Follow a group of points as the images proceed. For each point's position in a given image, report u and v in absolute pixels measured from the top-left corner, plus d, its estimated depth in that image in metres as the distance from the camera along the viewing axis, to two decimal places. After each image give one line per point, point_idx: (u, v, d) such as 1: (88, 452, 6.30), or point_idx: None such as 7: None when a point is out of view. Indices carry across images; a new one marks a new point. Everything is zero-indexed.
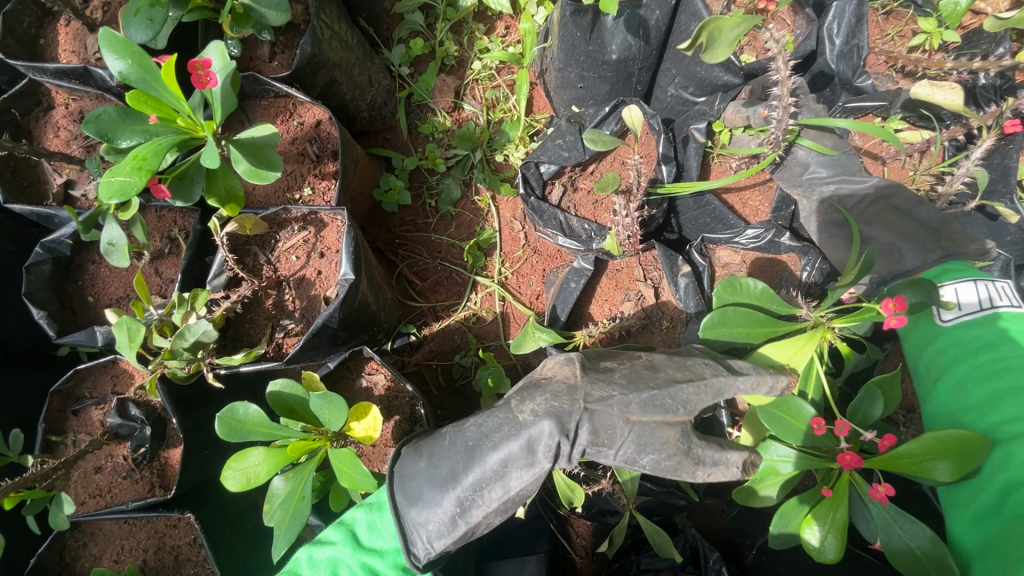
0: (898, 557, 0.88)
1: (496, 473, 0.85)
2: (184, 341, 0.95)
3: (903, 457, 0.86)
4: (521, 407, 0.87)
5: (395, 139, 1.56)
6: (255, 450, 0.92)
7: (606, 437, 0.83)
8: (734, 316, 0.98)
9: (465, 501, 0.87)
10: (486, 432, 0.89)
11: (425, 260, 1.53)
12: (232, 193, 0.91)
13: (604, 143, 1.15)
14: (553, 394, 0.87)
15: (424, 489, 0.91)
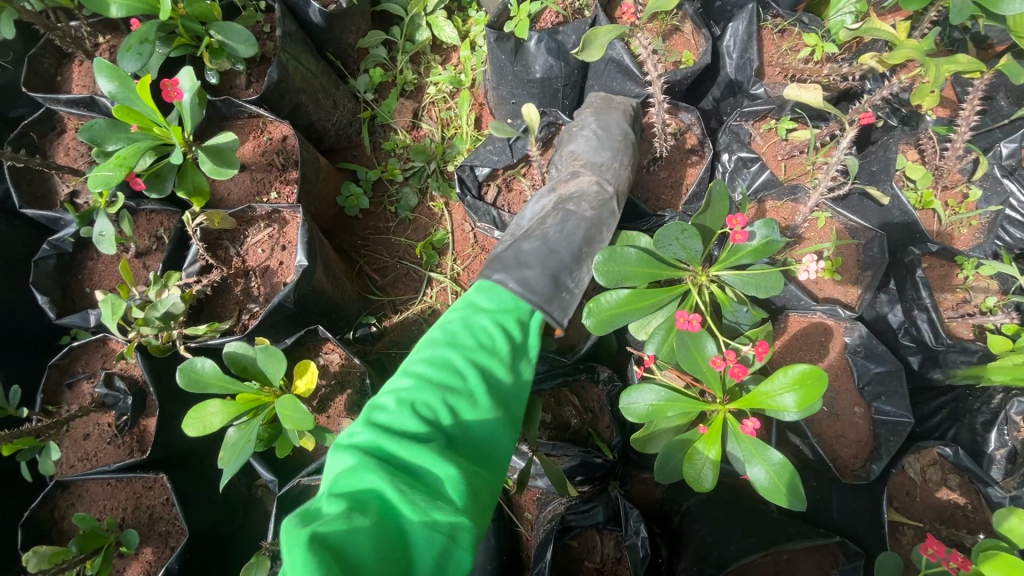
0: (764, 485, 0.93)
1: (598, 236, 1.26)
2: (156, 311, 1.14)
3: (762, 390, 0.96)
4: (582, 209, 1.27)
5: (360, 155, 1.78)
6: (213, 403, 1.09)
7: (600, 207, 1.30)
8: (619, 274, 1.03)
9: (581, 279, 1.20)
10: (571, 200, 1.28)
11: (385, 259, 1.71)
12: (198, 188, 1.13)
13: (506, 130, 1.34)
14: (583, 203, 1.28)
15: (524, 246, 1.20)
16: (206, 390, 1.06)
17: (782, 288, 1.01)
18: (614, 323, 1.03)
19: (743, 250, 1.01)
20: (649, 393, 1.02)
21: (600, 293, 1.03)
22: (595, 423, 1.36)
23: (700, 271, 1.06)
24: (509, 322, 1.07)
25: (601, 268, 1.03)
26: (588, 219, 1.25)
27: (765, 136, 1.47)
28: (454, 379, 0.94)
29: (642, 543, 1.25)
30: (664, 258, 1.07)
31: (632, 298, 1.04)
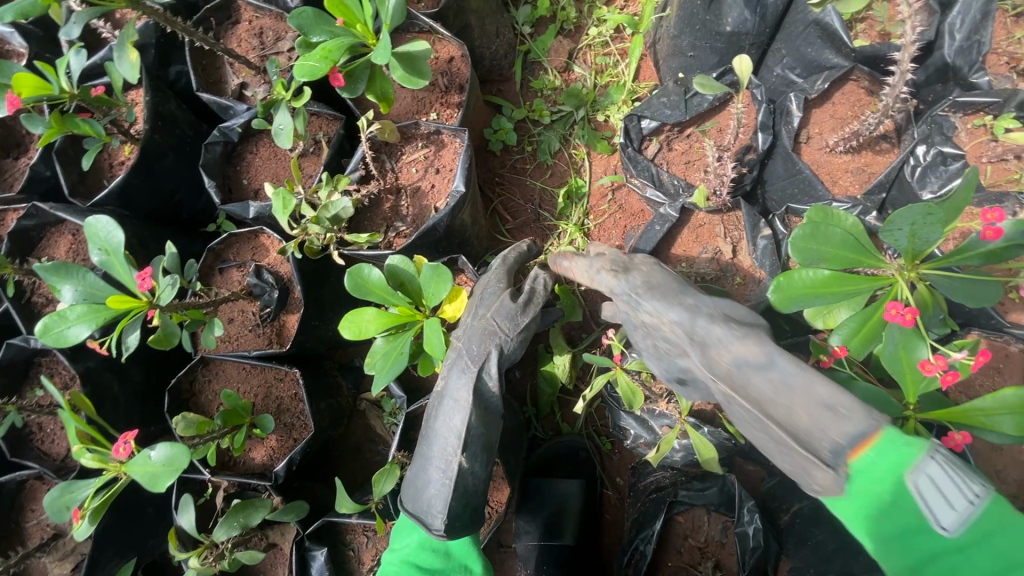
0: None
1: (460, 404, 1.14)
2: (327, 212, 1.17)
3: (974, 410, 0.84)
4: (454, 395, 1.15)
5: (507, 91, 1.72)
6: (369, 310, 1.11)
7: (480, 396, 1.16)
8: (819, 253, 0.96)
9: (444, 465, 1.11)
10: (430, 419, 1.17)
11: (520, 202, 1.66)
12: (384, 95, 1.12)
13: (712, 87, 1.17)
14: (453, 404, 1.15)
15: (420, 477, 1.14)
16: (369, 298, 1.08)
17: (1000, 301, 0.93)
18: (801, 304, 0.96)
19: (974, 250, 0.90)
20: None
21: (794, 270, 0.96)
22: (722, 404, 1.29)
23: (909, 266, 0.96)
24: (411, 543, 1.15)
25: (797, 247, 0.95)
26: (456, 394, 1.15)
27: (972, 133, 1.31)
28: (436, 558, 1.13)
29: (753, 532, 1.21)
30: (869, 245, 0.98)
31: (828, 281, 0.96)
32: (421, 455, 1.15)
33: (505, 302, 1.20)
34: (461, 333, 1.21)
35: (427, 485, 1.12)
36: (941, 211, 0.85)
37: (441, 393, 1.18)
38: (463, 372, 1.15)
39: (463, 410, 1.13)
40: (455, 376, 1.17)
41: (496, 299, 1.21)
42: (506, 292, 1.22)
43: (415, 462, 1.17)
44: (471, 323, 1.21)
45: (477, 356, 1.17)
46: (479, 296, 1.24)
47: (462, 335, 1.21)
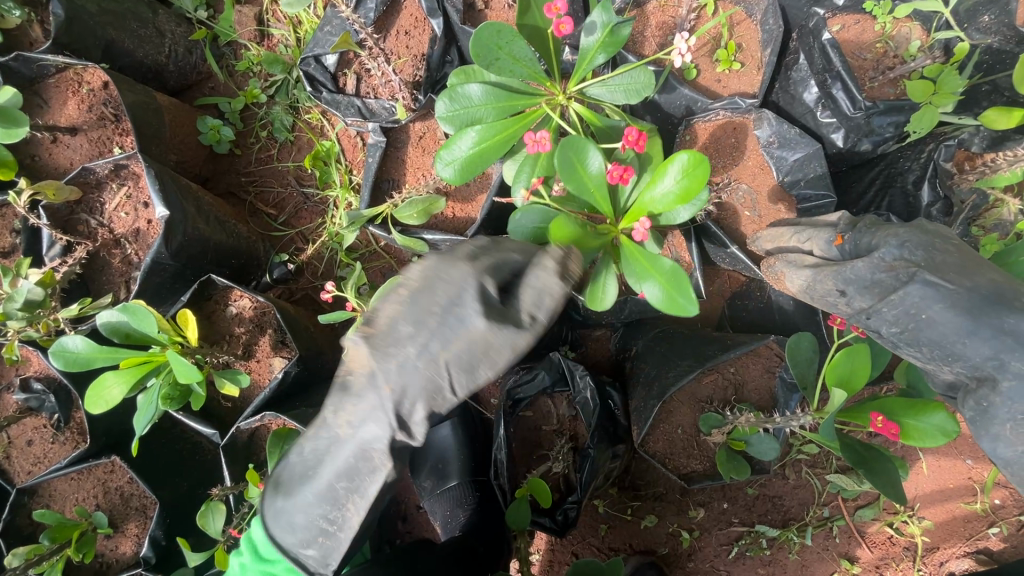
0: (655, 298, 0.86)
1: (373, 464, 0.85)
2: (15, 302, 1.05)
3: (653, 200, 0.87)
4: (336, 418, 0.86)
5: (217, 86, 1.60)
6: (107, 376, 1.04)
7: (437, 413, 0.83)
8: (466, 115, 0.94)
9: (336, 516, 0.88)
10: (321, 453, 0.88)
11: (280, 191, 1.59)
12: (1, 161, 1.03)
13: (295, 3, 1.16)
14: (366, 398, 0.84)
15: (294, 519, 0.90)
16: (92, 365, 1.01)
17: (652, 83, 0.93)
18: (476, 168, 0.93)
19: (591, 49, 0.91)
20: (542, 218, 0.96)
21: (452, 138, 0.93)
22: None
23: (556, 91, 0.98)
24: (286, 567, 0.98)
25: (448, 120, 0.93)
26: (364, 442, 0.85)
27: None
28: None
29: (591, 395, 1.25)
30: (514, 88, 0.98)
31: (486, 136, 0.93)
32: (309, 496, 0.88)
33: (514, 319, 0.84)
34: (394, 366, 0.81)
35: (311, 535, 0.89)
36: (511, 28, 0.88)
37: (336, 422, 0.86)
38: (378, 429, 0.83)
39: (376, 477, 0.85)
40: (375, 411, 0.83)
41: (467, 331, 0.81)
42: (486, 322, 0.81)
43: (294, 504, 0.90)
44: (414, 355, 0.81)
45: (395, 410, 0.82)
46: (432, 334, 0.81)
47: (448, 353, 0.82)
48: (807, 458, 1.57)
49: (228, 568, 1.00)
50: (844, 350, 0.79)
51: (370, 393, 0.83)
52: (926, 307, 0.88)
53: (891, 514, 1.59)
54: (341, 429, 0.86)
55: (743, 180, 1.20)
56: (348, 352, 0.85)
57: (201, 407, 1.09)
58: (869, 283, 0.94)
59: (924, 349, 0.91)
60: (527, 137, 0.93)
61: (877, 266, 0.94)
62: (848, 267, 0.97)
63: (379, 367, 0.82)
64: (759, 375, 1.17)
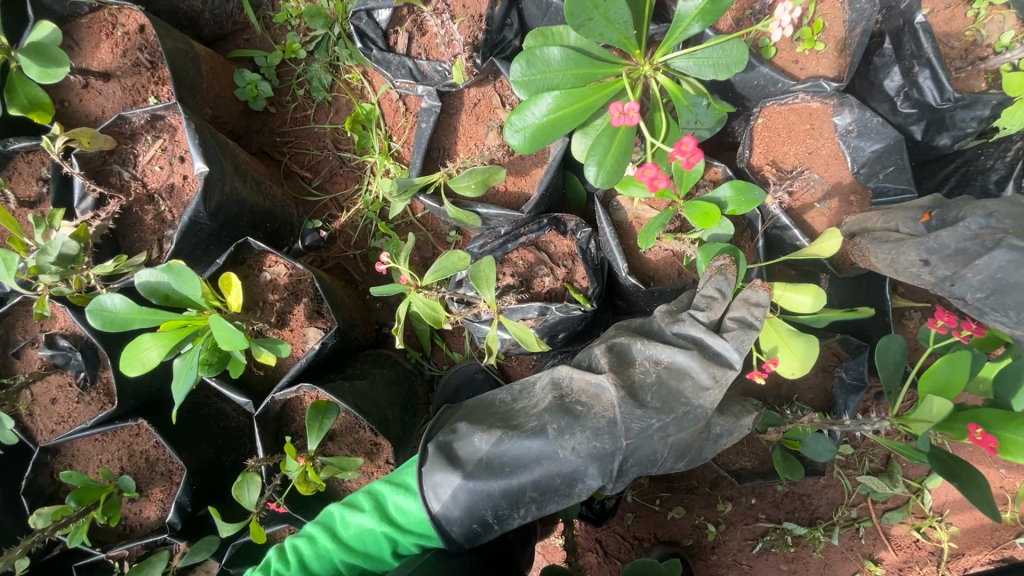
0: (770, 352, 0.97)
1: (568, 493, 0.91)
2: (49, 256, 0.99)
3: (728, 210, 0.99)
4: (563, 439, 0.89)
5: (253, 39, 1.51)
6: (144, 338, 0.99)
7: (649, 463, 0.89)
8: (544, 80, 0.89)
9: (501, 512, 0.91)
10: (524, 459, 0.90)
11: (315, 154, 1.52)
12: (35, 101, 0.95)
13: None
14: (594, 431, 0.89)
15: (462, 498, 0.90)
16: (130, 326, 0.96)
17: (744, 58, 0.87)
18: (547, 138, 0.90)
19: (687, 17, 0.87)
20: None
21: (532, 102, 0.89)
22: (570, 277, 1.24)
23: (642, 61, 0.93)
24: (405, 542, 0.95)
25: (522, 81, 0.88)
26: (569, 441, 0.89)
27: None
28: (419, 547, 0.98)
29: None
30: (597, 56, 0.94)
31: (563, 105, 0.89)
32: (490, 477, 0.90)
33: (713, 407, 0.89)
34: (636, 424, 0.87)
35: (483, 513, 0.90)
36: None
37: (558, 444, 0.89)
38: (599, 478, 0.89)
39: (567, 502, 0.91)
40: (573, 427, 0.90)
41: (696, 422, 0.89)
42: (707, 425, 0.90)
43: (472, 485, 0.90)
44: (653, 431, 0.87)
45: (619, 459, 0.88)
46: (672, 417, 0.88)
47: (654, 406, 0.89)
48: (840, 458, 1.54)
49: (346, 523, 0.94)
50: (946, 355, 0.77)
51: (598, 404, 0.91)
52: (1015, 271, 0.82)
53: (920, 519, 1.57)
54: (542, 437, 0.90)
55: (814, 169, 1.13)
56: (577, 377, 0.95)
57: (240, 375, 1.05)
58: (954, 251, 0.86)
59: (1010, 311, 0.87)
60: (614, 108, 0.89)
61: (963, 233, 0.86)
62: (931, 236, 0.89)
63: (619, 417, 0.88)
64: (815, 374, 1.12)
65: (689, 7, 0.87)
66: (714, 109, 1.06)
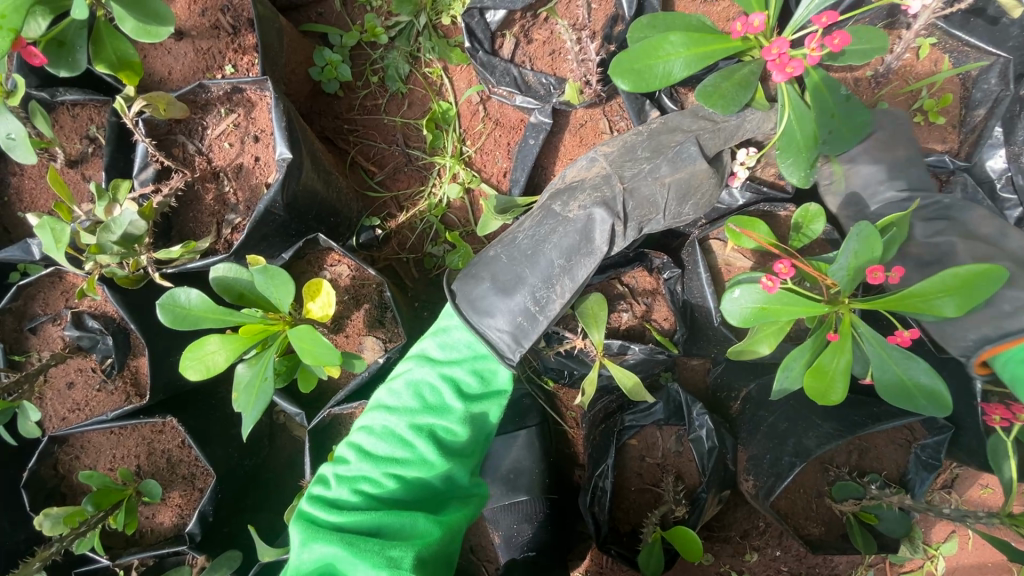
0: (887, 387, 0.81)
1: (590, 247, 0.99)
2: (111, 235, 0.88)
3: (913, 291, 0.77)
4: (567, 206, 1.00)
5: (328, 13, 1.40)
6: (211, 339, 0.89)
7: (651, 206, 0.98)
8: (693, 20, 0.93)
9: (542, 296, 0.99)
10: (541, 237, 1.00)
11: (381, 147, 1.42)
12: (125, 60, 0.85)
13: None
14: (593, 188, 1.00)
15: (499, 301, 1.00)
16: (199, 325, 0.85)
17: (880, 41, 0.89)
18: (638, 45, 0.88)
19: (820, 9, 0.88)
20: (756, 294, 0.83)
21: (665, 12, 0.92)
22: (649, 315, 1.20)
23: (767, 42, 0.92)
24: (455, 376, 0.99)
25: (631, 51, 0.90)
26: (586, 228, 0.99)
27: None
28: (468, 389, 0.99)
29: (708, 436, 1.18)
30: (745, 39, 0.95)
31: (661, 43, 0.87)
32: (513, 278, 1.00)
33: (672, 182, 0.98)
34: (629, 169, 0.99)
35: (511, 311, 0.99)
36: None
37: (565, 212, 1.00)
38: (604, 218, 0.97)
39: (592, 259, 0.98)
40: (571, 197, 1.01)
41: (691, 165, 0.96)
42: (709, 166, 0.97)
43: (503, 287, 1.00)
44: (648, 171, 0.98)
45: (622, 201, 0.98)
46: (680, 144, 0.98)
47: (595, 184, 1.00)
48: None
49: (373, 423, 0.97)
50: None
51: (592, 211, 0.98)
52: None
53: None
54: (553, 210, 1.01)
55: None
56: (573, 168, 1.06)
57: (309, 390, 0.95)
58: None
59: None
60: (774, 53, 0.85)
61: None
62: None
63: (614, 171, 1.01)
64: (886, 445, 1.12)
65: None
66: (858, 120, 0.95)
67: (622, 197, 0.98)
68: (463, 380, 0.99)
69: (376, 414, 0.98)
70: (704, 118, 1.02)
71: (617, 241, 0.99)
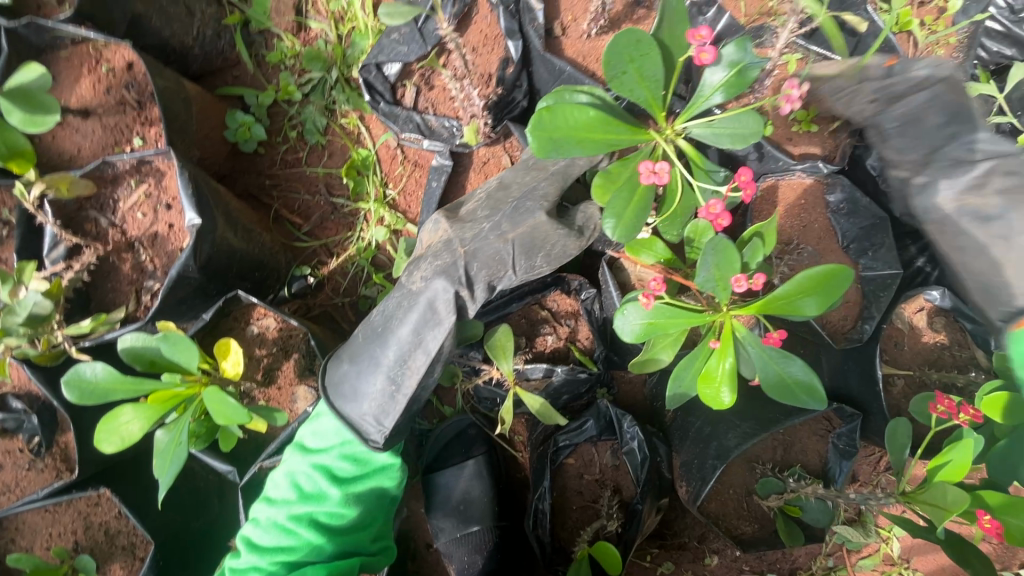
0: (770, 385, 0.86)
1: (437, 318, 0.97)
2: (16, 317, 0.94)
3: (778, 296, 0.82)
4: (413, 278, 1.00)
5: (243, 75, 1.45)
6: (124, 410, 0.90)
7: (497, 264, 0.97)
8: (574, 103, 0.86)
9: (394, 374, 0.97)
10: (390, 314, 1.00)
11: (305, 198, 1.47)
12: (16, 149, 0.97)
13: (401, 16, 0.96)
14: (436, 257, 1.00)
15: (355, 384, 0.99)
16: (109, 397, 0.88)
17: (762, 131, 0.87)
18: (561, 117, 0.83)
19: (710, 87, 0.86)
20: (640, 312, 0.88)
21: (559, 107, 0.83)
22: (573, 336, 1.23)
23: (663, 126, 0.91)
24: (332, 462, 1.01)
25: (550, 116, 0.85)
26: (430, 301, 0.97)
27: None
28: (349, 471, 1.02)
29: (639, 447, 1.21)
30: (622, 114, 0.92)
31: (591, 125, 0.84)
32: (367, 360, 0.99)
33: (516, 236, 0.96)
34: (469, 232, 0.99)
35: (368, 394, 0.98)
36: (647, 41, 0.78)
37: (410, 284, 1.00)
38: (442, 287, 0.96)
39: (439, 330, 0.96)
40: (417, 268, 1.01)
41: (530, 219, 0.97)
42: (549, 217, 0.97)
43: (359, 368, 1.00)
44: (488, 231, 0.98)
45: (463, 266, 0.96)
46: (518, 200, 1.00)
47: (435, 251, 1.00)
48: None
49: (258, 518, 1.00)
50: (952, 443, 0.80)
51: (431, 282, 0.97)
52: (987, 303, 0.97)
53: None
54: (401, 283, 1.02)
55: (807, 242, 1.18)
56: (425, 233, 1.06)
57: (230, 447, 0.97)
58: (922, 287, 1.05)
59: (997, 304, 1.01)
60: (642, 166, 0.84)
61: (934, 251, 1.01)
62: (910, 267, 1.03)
63: (457, 236, 1.00)
64: (808, 437, 1.17)
65: (713, 80, 0.86)
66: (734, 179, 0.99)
67: (462, 261, 0.97)
68: (338, 465, 1.01)
69: (261, 507, 1.01)
70: (535, 168, 1.05)
71: (466, 306, 0.97)
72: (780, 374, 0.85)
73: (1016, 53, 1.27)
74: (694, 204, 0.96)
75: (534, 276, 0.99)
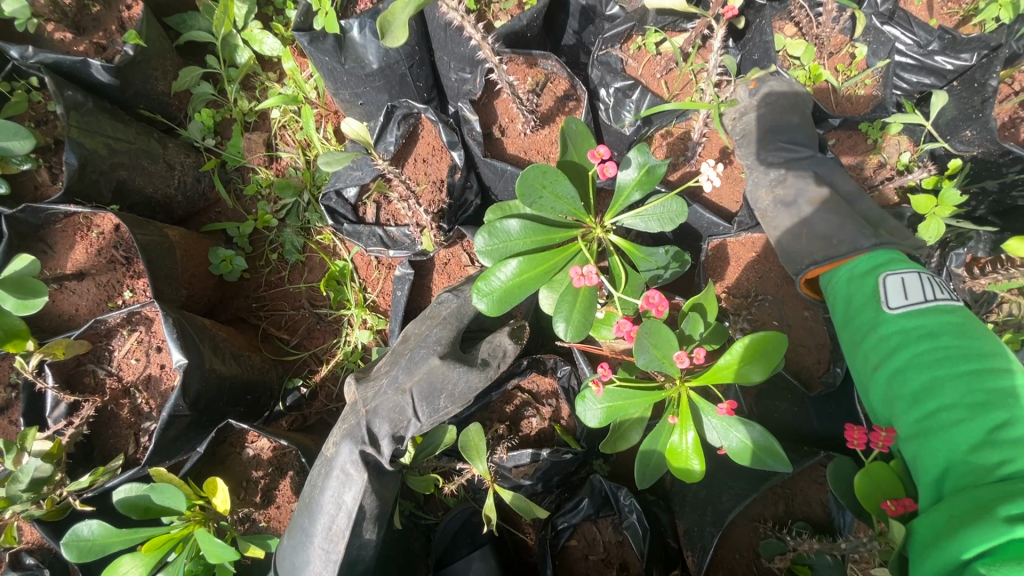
0: (738, 452, 0.88)
1: (351, 479, 1.05)
2: (19, 483, 1.01)
3: (720, 369, 0.85)
4: (327, 447, 1.10)
5: (224, 211, 1.59)
6: (124, 560, 0.94)
7: (400, 413, 1.05)
8: (505, 250, 0.92)
9: (325, 541, 1.04)
10: (314, 485, 1.08)
11: (290, 313, 1.56)
12: (12, 331, 1.02)
13: (340, 162, 1.06)
14: (345, 422, 1.10)
15: (296, 558, 1.06)
16: (107, 551, 0.94)
17: (686, 211, 0.93)
18: (495, 269, 0.90)
19: (627, 186, 0.93)
20: (597, 398, 0.91)
21: (487, 271, 0.89)
22: (555, 414, 1.26)
23: (593, 224, 0.97)
24: None
25: (487, 255, 0.92)
26: (344, 465, 1.06)
27: (637, 57, 1.33)
28: None
29: (639, 519, 1.20)
30: (553, 222, 0.97)
31: (524, 268, 0.90)
32: (301, 533, 1.06)
33: (420, 383, 1.04)
34: (371, 391, 1.09)
35: (306, 566, 1.05)
36: (553, 166, 0.87)
37: (326, 453, 1.09)
38: (351, 448, 1.05)
39: (355, 488, 1.04)
40: (331, 435, 1.12)
41: (425, 365, 1.05)
42: (442, 360, 1.05)
43: (296, 542, 1.07)
44: (387, 386, 1.07)
45: (366, 425, 1.06)
46: (413, 351, 1.09)
47: (347, 413, 1.11)
48: None
49: None
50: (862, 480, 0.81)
51: (341, 450, 1.06)
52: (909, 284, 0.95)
53: None
54: (319, 455, 1.11)
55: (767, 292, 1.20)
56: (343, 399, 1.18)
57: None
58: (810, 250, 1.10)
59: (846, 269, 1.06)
60: (573, 271, 0.87)
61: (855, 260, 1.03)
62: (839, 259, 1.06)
63: (362, 397, 1.10)
64: (808, 487, 1.13)
65: (626, 178, 0.93)
66: (674, 253, 1.02)
67: (363, 421, 1.06)
68: None
69: None
70: None
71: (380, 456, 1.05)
72: (743, 442, 0.87)
73: (935, 81, 1.31)
74: (640, 284, 0.99)
75: (441, 417, 1.04)
